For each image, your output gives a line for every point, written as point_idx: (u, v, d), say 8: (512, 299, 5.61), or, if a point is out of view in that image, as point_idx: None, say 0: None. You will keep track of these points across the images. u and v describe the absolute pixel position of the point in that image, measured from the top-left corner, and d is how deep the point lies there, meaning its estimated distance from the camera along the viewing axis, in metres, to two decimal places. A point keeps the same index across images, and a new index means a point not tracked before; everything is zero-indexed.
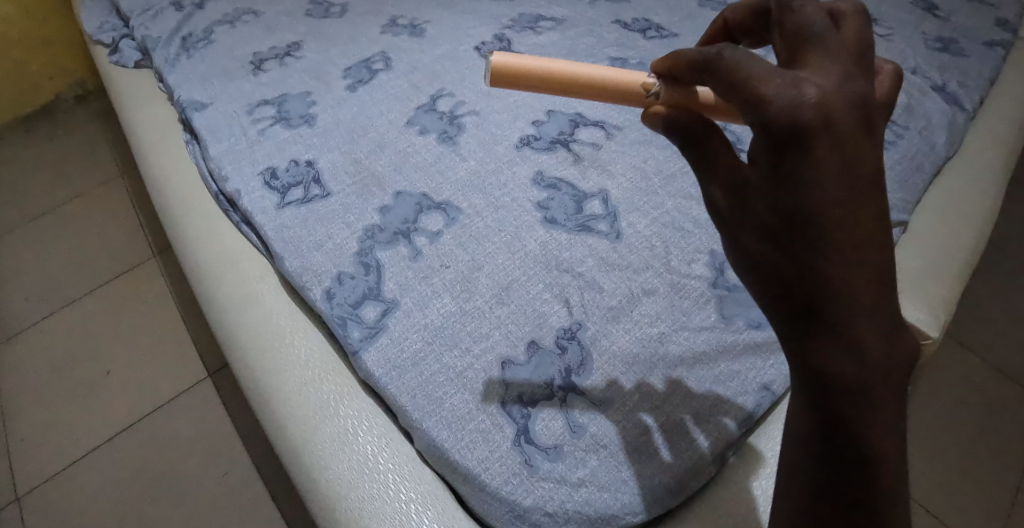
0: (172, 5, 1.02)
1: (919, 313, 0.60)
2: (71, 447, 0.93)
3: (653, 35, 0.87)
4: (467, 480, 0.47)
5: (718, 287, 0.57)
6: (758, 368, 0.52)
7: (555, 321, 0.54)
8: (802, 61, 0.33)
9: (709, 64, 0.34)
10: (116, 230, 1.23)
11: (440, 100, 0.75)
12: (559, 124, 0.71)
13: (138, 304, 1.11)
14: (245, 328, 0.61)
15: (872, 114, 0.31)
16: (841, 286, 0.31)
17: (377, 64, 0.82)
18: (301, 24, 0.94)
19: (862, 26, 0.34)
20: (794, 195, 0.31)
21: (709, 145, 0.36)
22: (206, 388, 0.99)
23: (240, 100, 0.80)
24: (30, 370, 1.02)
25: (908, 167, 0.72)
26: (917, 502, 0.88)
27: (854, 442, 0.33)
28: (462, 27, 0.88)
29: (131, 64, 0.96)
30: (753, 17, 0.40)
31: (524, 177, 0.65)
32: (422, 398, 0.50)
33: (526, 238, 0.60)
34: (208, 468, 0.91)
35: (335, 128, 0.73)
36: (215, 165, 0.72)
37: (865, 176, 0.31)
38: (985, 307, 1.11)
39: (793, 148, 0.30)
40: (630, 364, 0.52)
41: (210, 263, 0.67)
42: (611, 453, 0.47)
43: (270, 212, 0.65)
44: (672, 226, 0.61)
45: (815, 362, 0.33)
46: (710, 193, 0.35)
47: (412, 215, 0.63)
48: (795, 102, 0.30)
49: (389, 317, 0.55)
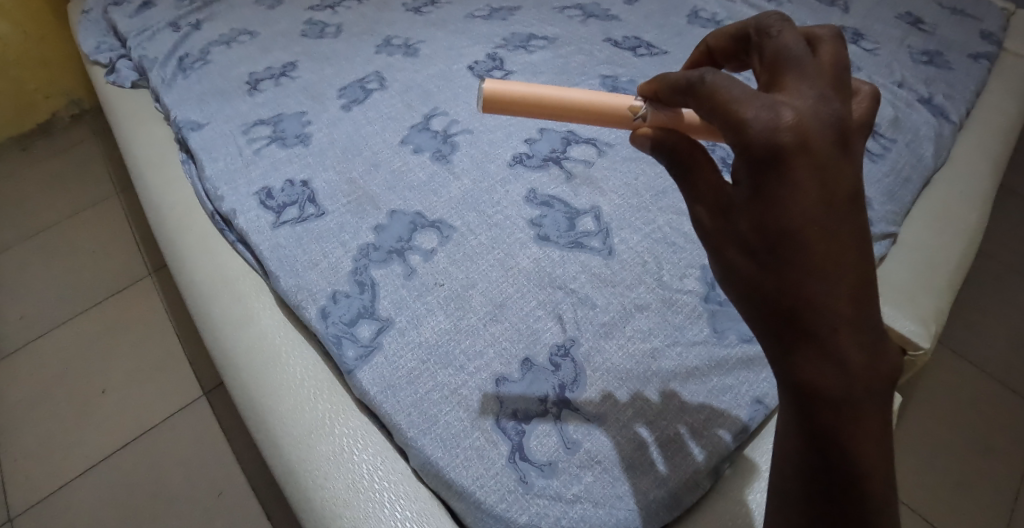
0: (169, 26, 1.03)
1: (908, 323, 0.61)
2: (67, 467, 0.92)
3: (644, 52, 0.89)
4: (463, 497, 0.47)
5: (710, 301, 0.57)
6: (751, 381, 0.53)
7: (549, 337, 0.55)
8: (781, 84, 0.34)
9: (692, 88, 0.35)
10: (113, 248, 1.24)
11: (434, 119, 0.76)
12: (551, 142, 0.72)
13: (134, 322, 1.11)
14: (241, 347, 0.61)
15: (850, 135, 0.32)
16: (822, 300, 0.32)
17: (372, 83, 0.83)
18: (296, 44, 0.95)
19: (838, 50, 0.35)
20: (775, 212, 0.32)
21: (693, 165, 0.37)
22: (202, 406, 0.99)
23: (236, 120, 0.81)
24: (26, 388, 1.01)
25: (896, 179, 0.73)
26: (914, 512, 0.88)
27: (837, 452, 0.33)
28: (455, 46, 0.89)
29: (127, 84, 0.97)
30: (735, 42, 0.41)
31: (518, 195, 0.66)
32: (417, 416, 0.50)
33: (519, 256, 0.60)
34: (206, 486, 0.91)
35: (330, 148, 0.74)
36: (210, 186, 0.72)
37: (844, 194, 0.32)
38: (979, 316, 1.12)
39: (772, 169, 0.31)
40: (624, 378, 0.52)
41: (206, 282, 0.67)
42: (606, 469, 0.48)
43: (266, 231, 0.65)
44: (664, 241, 0.62)
45: (800, 375, 0.33)
46: (695, 213, 0.36)
47: (406, 234, 0.63)
48: (773, 125, 0.31)
49: (384, 335, 0.55)
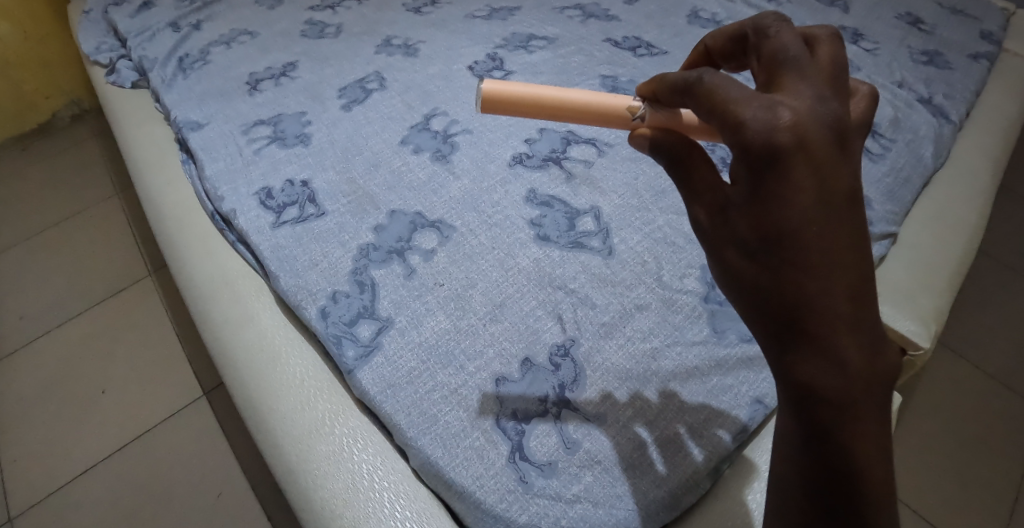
0: (169, 26, 1.03)
1: (908, 323, 0.61)
2: (67, 467, 0.92)
3: (644, 52, 0.89)
4: (463, 497, 0.47)
5: (710, 301, 0.57)
6: (751, 381, 0.53)
7: (549, 337, 0.55)
8: (779, 84, 0.34)
9: (691, 88, 0.35)
10: (113, 248, 1.24)
11: (434, 119, 0.76)
12: (551, 142, 0.72)
13: (134, 322, 1.11)
14: (241, 347, 0.61)
15: (847, 135, 0.32)
16: (820, 300, 0.32)
17: (372, 84, 0.83)
18: (296, 44, 0.95)
19: (835, 50, 0.35)
20: (773, 212, 0.32)
21: (691, 165, 0.37)
22: (202, 406, 0.99)
23: (236, 120, 0.81)
24: (27, 388, 1.01)
25: (895, 180, 0.73)
26: (914, 511, 0.88)
27: (836, 452, 0.33)
28: (455, 46, 0.89)
29: (127, 84, 0.97)
30: (733, 43, 0.41)
31: (517, 195, 0.66)
32: (417, 416, 0.50)
33: (518, 256, 0.60)
34: (207, 486, 0.91)
35: (330, 148, 0.74)
36: (210, 186, 0.72)
37: (842, 194, 0.32)
38: (980, 317, 1.12)
39: (770, 169, 0.31)
40: (624, 378, 0.52)
41: (206, 282, 0.67)
42: (606, 469, 0.48)
43: (265, 231, 0.65)
44: (664, 241, 0.62)
45: (799, 375, 0.33)
46: (693, 213, 0.36)
47: (406, 234, 0.63)
48: (771, 125, 0.31)
49: (383, 335, 0.55)
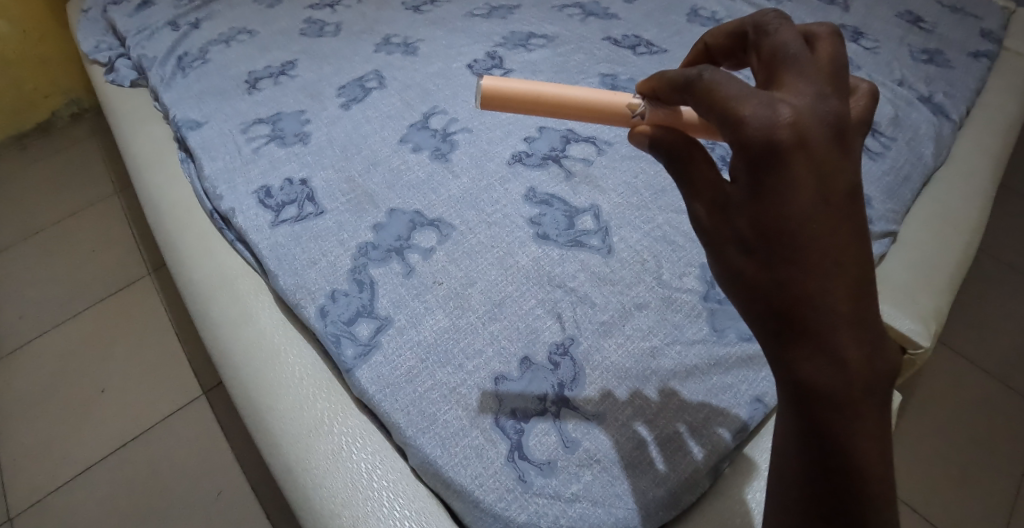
0: (169, 25, 1.03)
1: (908, 321, 0.61)
2: (66, 466, 0.92)
3: (643, 51, 0.89)
4: (462, 496, 0.47)
5: (710, 300, 0.57)
6: (751, 380, 0.52)
7: (548, 336, 0.54)
8: (779, 82, 0.34)
9: (691, 85, 0.35)
10: (113, 247, 1.24)
11: (433, 117, 0.76)
12: (551, 140, 0.72)
13: (133, 321, 1.10)
14: (240, 345, 0.61)
15: (847, 132, 0.32)
16: (820, 298, 0.32)
17: (371, 83, 0.83)
18: (295, 43, 0.95)
19: (835, 47, 0.35)
20: (773, 210, 0.32)
21: (691, 163, 0.37)
22: (202, 405, 0.99)
23: (234, 119, 0.81)
24: (26, 388, 1.01)
25: (896, 178, 0.73)
26: (914, 510, 0.88)
27: (836, 450, 0.33)
28: (454, 45, 0.89)
29: (126, 83, 0.97)
30: (733, 41, 0.41)
31: (517, 193, 0.66)
32: (416, 415, 0.50)
33: (518, 254, 0.60)
34: (206, 485, 0.91)
35: (329, 146, 0.74)
36: (209, 185, 0.72)
37: (842, 192, 0.32)
38: (980, 316, 1.12)
39: (770, 166, 0.31)
40: (624, 377, 0.52)
41: (205, 282, 0.67)
42: (605, 468, 0.47)
43: (264, 230, 0.65)
44: (664, 239, 0.62)
45: (798, 373, 0.33)
46: (694, 211, 0.36)
47: (405, 232, 0.63)
48: (771, 122, 0.31)
49: (382, 334, 0.55)
